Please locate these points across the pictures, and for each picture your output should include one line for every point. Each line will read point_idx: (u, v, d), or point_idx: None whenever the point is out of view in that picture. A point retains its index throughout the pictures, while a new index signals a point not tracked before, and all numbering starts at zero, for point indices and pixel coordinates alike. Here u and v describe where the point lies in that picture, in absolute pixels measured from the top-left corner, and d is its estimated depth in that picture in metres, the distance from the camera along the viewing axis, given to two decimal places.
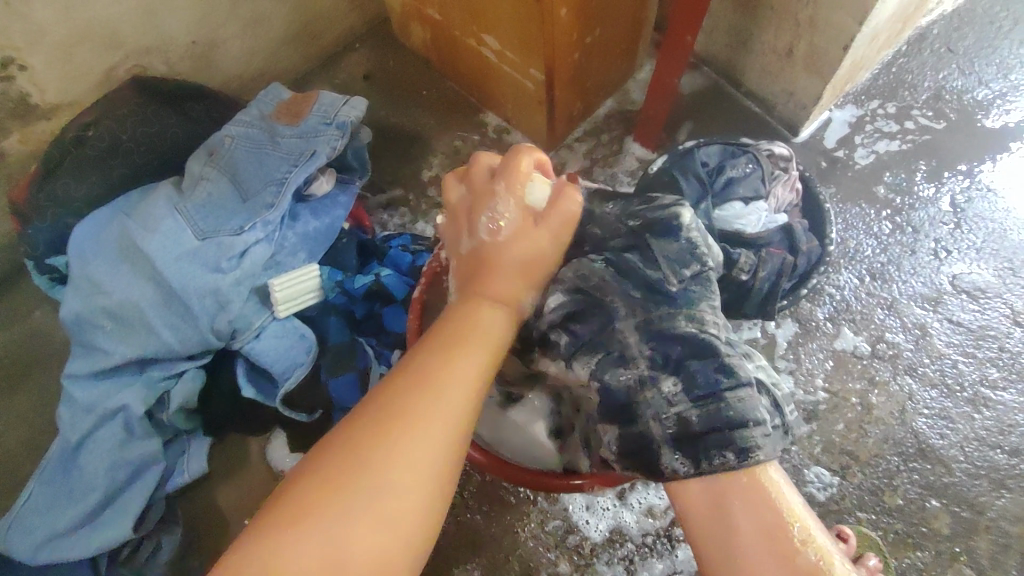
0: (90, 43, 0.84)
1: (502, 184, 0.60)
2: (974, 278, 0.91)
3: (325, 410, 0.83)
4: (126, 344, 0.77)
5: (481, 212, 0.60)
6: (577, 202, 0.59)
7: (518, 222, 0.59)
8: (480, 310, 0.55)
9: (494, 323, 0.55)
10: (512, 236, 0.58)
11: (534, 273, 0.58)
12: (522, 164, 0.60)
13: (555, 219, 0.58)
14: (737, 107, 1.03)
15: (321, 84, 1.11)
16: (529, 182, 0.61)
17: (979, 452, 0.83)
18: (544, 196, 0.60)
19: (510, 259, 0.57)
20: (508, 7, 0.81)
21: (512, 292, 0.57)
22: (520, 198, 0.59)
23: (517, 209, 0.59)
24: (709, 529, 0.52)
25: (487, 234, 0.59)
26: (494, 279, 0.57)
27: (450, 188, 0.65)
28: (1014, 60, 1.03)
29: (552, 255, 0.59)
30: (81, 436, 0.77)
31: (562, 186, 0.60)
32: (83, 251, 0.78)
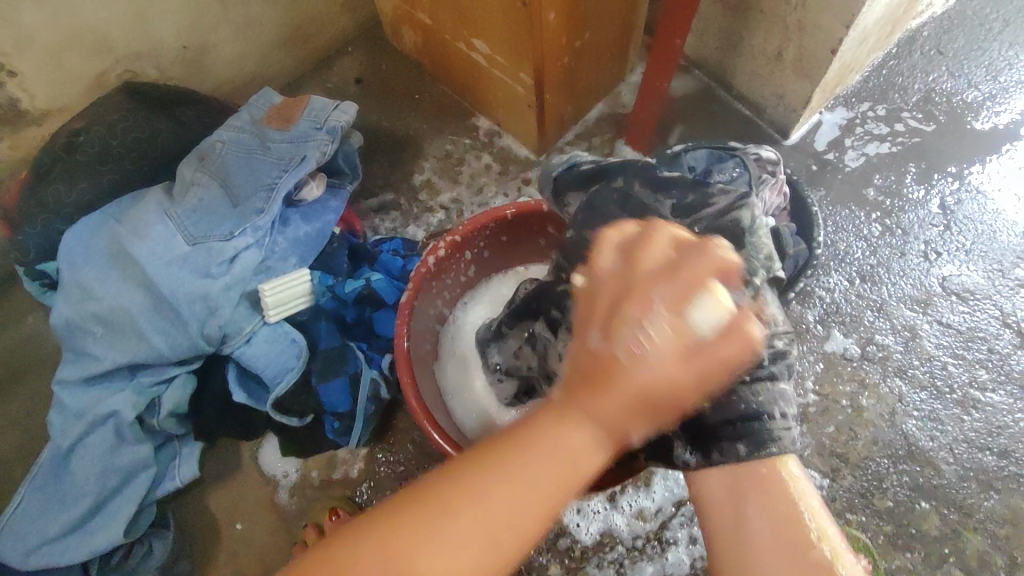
0: (79, 48, 0.85)
1: (664, 287, 0.38)
2: (963, 280, 0.91)
3: (316, 414, 0.82)
4: (116, 350, 0.77)
5: (624, 319, 0.38)
6: (752, 345, 0.38)
7: (669, 346, 0.37)
8: (563, 431, 0.40)
9: (584, 449, 0.39)
10: (648, 364, 0.37)
11: (661, 413, 0.38)
12: (704, 268, 0.38)
13: (714, 360, 0.38)
14: (728, 110, 1.04)
15: (314, 88, 1.11)
16: (698, 294, 0.37)
17: (968, 453, 0.83)
18: (714, 324, 0.37)
19: (637, 387, 0.38)
20: (497, 12, 0.81)
21: (619, 423, 0.39)
22: (672, 310, 0.37)
23: (671, 318, 0.37)
24: (722, 519, 0.52)
25: (628, 347, 0.38)
26: (604, 401, 0.39)
27: (600, 253, 0.42)
28: (1004, 62, 1.04)
29: (688, 398, 0.39)
30: (71, 442, 0.77)
31: (739, 315, 0.38)
32: (72, 257, 0.79)
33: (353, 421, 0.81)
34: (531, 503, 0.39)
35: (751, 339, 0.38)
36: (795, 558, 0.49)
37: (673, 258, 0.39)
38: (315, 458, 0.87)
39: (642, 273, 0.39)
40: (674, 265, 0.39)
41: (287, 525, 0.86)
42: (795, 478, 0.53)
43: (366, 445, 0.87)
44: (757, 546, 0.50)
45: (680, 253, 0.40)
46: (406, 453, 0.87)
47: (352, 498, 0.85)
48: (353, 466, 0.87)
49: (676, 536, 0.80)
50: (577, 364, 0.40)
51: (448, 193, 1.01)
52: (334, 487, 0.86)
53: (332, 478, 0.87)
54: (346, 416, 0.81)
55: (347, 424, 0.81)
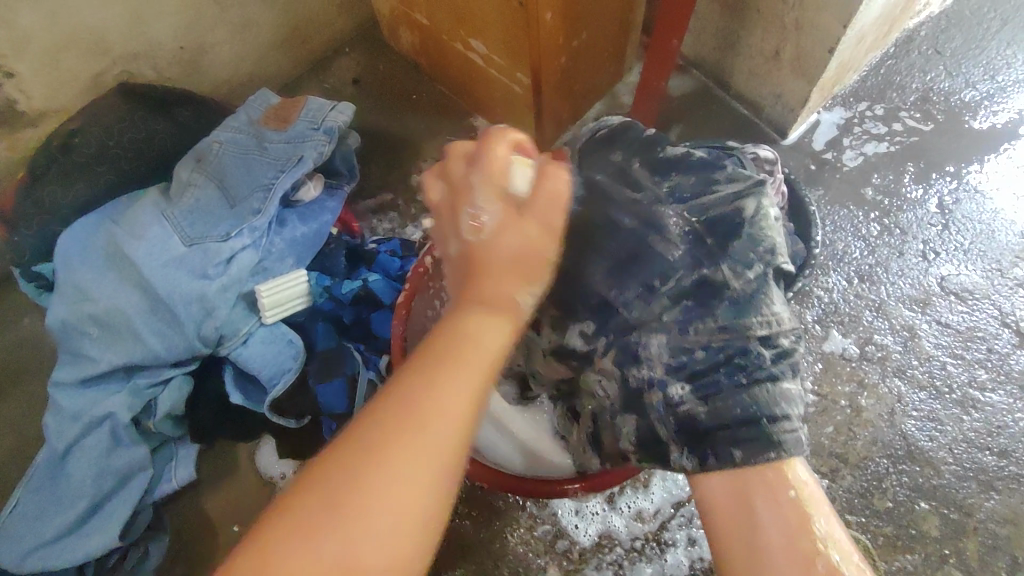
0: (76, 49, 0.84)
1: (479, 176, 0.53)
2: (962, 279, 0.91)
3: (313, 416, 0.82)
4: (112, 352, 0.77)
5: (462, 213, 0.53)
6: (564, 180, 0.52)
7: (501, 215, 0.51)
8: (477, 317, 0.47)
9: (486, 330, 0.47)
10: (501, 236, 0.50)
11: (530, 269, 0.50)
12: (501, 147, 0.54)
13: (541, 203, 0.51)
14: (726, 110, 1.03)
15: (311, 88, 1.11)
16: (511, 172, 0.53)
17: (968, 453, 0.83)
18: (528, 182, 0.53)
19: (499, 255, 0.50)
20: (495, 13, 0.81)
21: (507, 293, 0.49)
22: (499, 185, 0.52)
23: (498, 202, 0.52)
24: (731, 521, 0.53)
25: (472, 229, 0.52)
26: (486, 283, 0.49)
27: (432, 189, 0.58)
28: (1001, 61, 1.03)
29: (548, 248, 0.51)
30: (67, 444, 0.77)
31: (546, 166, 0.53)
32: (68, 258, 0.78)
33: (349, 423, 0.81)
34: (442, 399, 0.42)
35: (564, 177, 0.52)
36: (805, 559, 0.50)
37: (471, 156, 0.55)
38: None
39: (461, 180, 0.55)
40: (477, 157, 0.54)
41: None
42: (804, 482, 0.54)
43: None
44: (768, 549, 0.51)
45: (453, 168, 0.56)
46: None
47: None
48: None
49: (674, 537, 0.80)
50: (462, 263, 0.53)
51: None
52: None
53: None
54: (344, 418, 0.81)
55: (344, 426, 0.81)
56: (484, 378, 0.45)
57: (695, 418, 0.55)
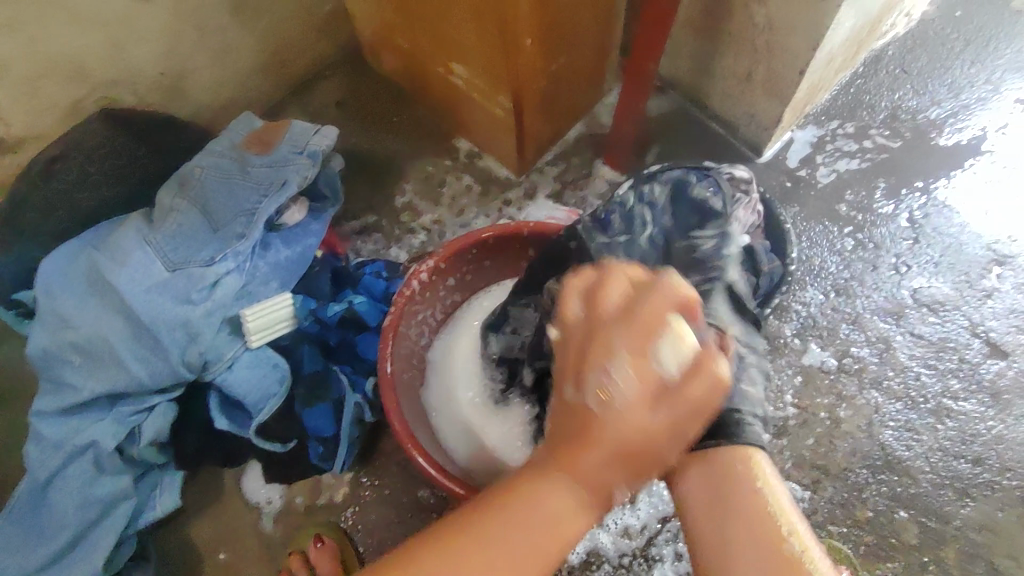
0: (57, 76, 0.84)
1: (622, 335, 0.40)
2: (933, 291, 0.93)
3: (300, 440, 0.82)
4: (94, 379, 0.76)
5: (592, 369, 0.40)
6: (720, 387, 0.40)
7: (637, 397, 0.39)
8: (571, 493, 0.42)
9: (569, 504, 0.42)
10: (620, 416, 0.40)
11: (638, 465, 0.41)
12: (665, 304, 0.41)
13: (685, 404, 0.39)
14: (702, 129, 1.06)
15: (294, 111, 1.12)
16: (664, 332, 0.40)
17: (943, 462, 0.85)
18: (678, 364, 0.39)
19: (614, 443, 0.40)
20: (473, 37, 0.83)
21: (606, 479, 0.42)
22: (643, 360, 0.39)
23: (637, 368, 0.39)
24: (699, 497, 0.48)
25: (598, 398, 0.40)
26: (588, 456, 0.41)
27: (566, 301, 0.44)
28: (965, 79, 1.07)
29: (670, 451, 0.41)
30: (49, 474, 0.76)
31: (705, 353, 0.40)
32: (50, 285, 0.78)
33: (337, 446, 0.81)
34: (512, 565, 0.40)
35: (720, 375, 0.40)
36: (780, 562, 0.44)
37: (625, 295, 0.42)
38: (298, 484, 0.87)
39: (607, 319, 0.42)
40: (627, 309, 0.41)
41: (271, 553, 0.85)
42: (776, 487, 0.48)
43: (351, 469, 0.87)
44: (738, 534, 0.46)
45: (604, 301, 0.42)
46: (390, 476, 0.87)
47: (337, 524, 0.85)
48: (338, 491, 0.86)
49: (661, 553, 0.81)
50: (557, 413, 0.44)
51: (430, 215, 1.02)
52: (319, 513, 0.86)
53: (316, 503, 0.86)
54: (331, 441, 0.82)
55: (332, 449, 0.82)
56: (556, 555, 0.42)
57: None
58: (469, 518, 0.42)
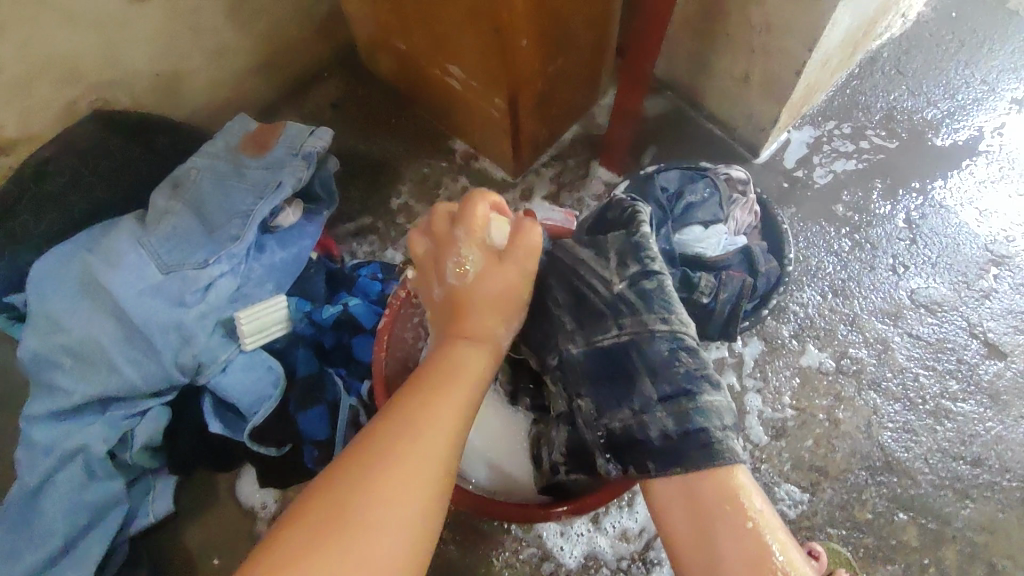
0: (51, 76, 0.83)
1: (461, 233, 0.61)
2: (930, 292, 0.93)
3: (294, 443, 0.81)
4: (87, 383, 0.75)
5: (449, 262, 0.62)
6: (537, 235, 0.62)
7: (487, 265, 0.61)
8: (468, 349, 0.57)
9: (471, 358, 0.57)
10: (479, 283, 0.61)
11: (505, 308, 0.60)
12: (482, 205, 0.61)
13: (522, 253, 0.61)
14: (699, 130, 1.06)
15: (289, 113, 1.11)
16: (487, 225, 0.62)
17: (943, 463, 0.84)
18: (504, 235, 0.63)
19: (482, 296, 0.60)
20: (470, 38, 0.82)
21: (489, 328, 0.60)
22: (479, 241, 0.61)
23: (480, 251, 0.61)
24: (685, 524, 0.53)
25: (460, 281, 0.61)
26: (469, 321, 0.60)
27: (419, 241, 0.66)
28: (961, 80, 1.07)
29: (525, 292, 0.61)
30: (41, 479, 0.75)
31: (523, 221, 0.63)
32: (41, 287, 0.77)
33: (331, 450, 0.80)
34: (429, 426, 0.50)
35: (539, 233, 0.62)
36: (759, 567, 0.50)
37: (453, 215, 0.63)
38: (294, 488, 0.86)
39: (445, 237, 0.63)
40: (461, 216, 0.62)
41: None
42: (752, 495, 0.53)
43: None
44: (723, 554, 0.51)
45: (438, 226, 0.64)
46: None
47: None
48: None
49: (660, 556, 0.80)
50: (443, 309, 0.63)
51: (426, 216, 1.01)
52: None
53: None
54: (326, 444, 0.81)
55: (326, 452, 0.81)
56: (461, 408, 0.53)
57: (613, 433, 0.59)
58: (379, 421, 0.51)
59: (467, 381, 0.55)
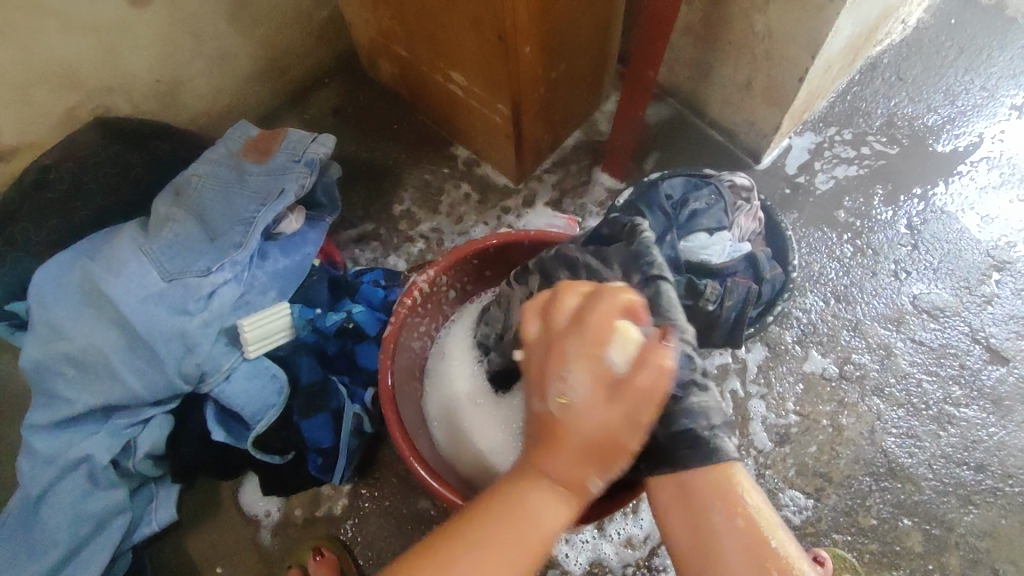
0: (50, 83, 0.83)
1: (576, 343, 0.43)
2: (933, 298, 0.93)
3: (297, 451, 0.81)
4: (88, 392, 0.75)
5: (551, 379, 0.44)
6: (670, 372, 0.42)
7: (589, 397, 0.42)
8: (551, 497, 0.45)
9: (545, 504, 0.45)
10: (587, 411, 0.42)
11: (608, 459, 0.43)
12: (613, 308, 0.44)
13: (639, 395, 0.42)
14: (701, 137, 1.06)
15: (291, 119, 1.11)
16: (612, 338, 0.43)
17: (946, 468, 0.84)
18: (629, 360, 0.42)
19: (580, 437, 0.43)
20: (473, 46, 0.83)
21: (575, 477, 0.44)
22: (599, 360, 0.43)
23: (590, 373, 0.43)
24: (683, 526, 0.51)
25: (557, 407, 0.43)
26: (554, 457, 0.44)
27: (527, 322, 0.47)
28: (962, 86, 1.08)
29: (628, 440, 0.43)
30: (42, 489, 0.74)
31: (652, 345, 0.43)
32: (43, 296, 0.76)
33: (335, 457, 0.80)
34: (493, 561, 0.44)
35: (672, 367, 0.42)
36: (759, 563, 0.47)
37: (577, 311, 0.45)
38: (298, 496, 0.86)
39: (559, 334, 0.45)
40: (581, 317, 0.44)
41: (269, 567, 0.83)
42: (748, 490, 0.51)
43: (350, 481, 0.86)
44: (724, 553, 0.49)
45: (557, 316, 0.46)
46: (389, 487, 0.86)
47: (338, 536, 0.84)
48: (338, 503, 0.85)
49: (665, 563, 0.80)
50: (527, 427, 0.47)
51: (428, 223, 1.01)
52: (318, 525, 0.84)
53: (315, 515, 0.85)
54: (330, 452, 0.81)
55: (330, 461, 0.81)
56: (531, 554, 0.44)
57: None
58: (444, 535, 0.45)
59: (536, 532, 0.44)
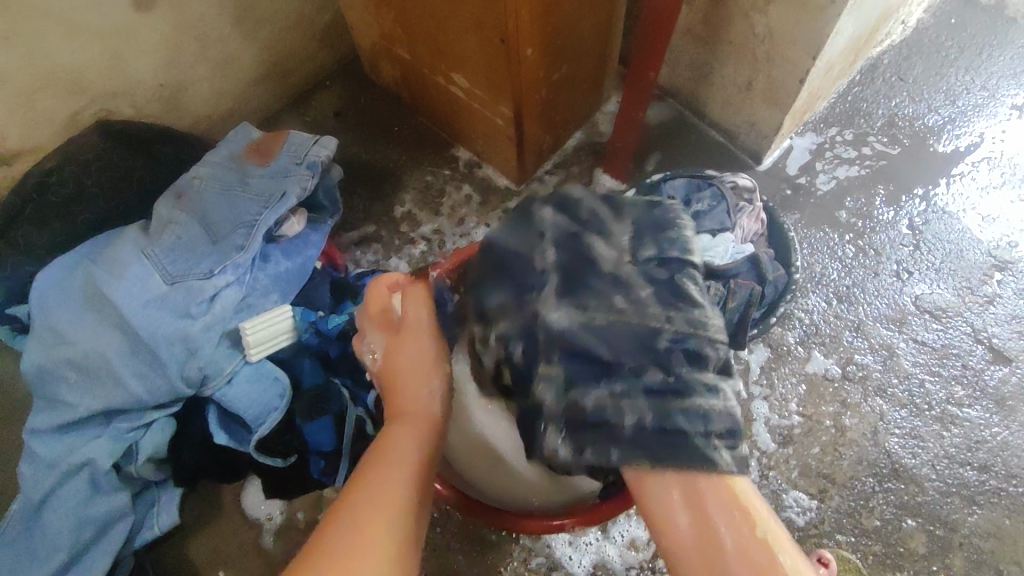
0: (53, 89, 0.83)
1: (368, 322, 0.68)
2: (935, 298, 0.93)
3: (300, 455, 0.81)
4: (90, 396, 0.75)
5: (365, 354, 0.69)
6: (425, 297, 0.66)
7: (387, 345, 0.67)
8: (402, 424, 0.60)
9: (403, 438, 0.59)
10: (391, 355, 0.66)
11: (421, 372, 0.64)
12: (380, 289, 0.68)
13: (414, 321, 0.66)
14: (703, 138, 1.06)
15: (292, 122, 1.11)
16: (388, 305, 0.68)
17: (949, 469, 0.84)
18: (400, 304, 0.67)
19: (400, 367, 0.65)
20: (475, 48, 0.83)
21: (416, 395, 0.63)
22: (381, 319, 0.68)
23: (380, 332, 0.68)
24: (687, 525, 0.51)
25: (377, 365, 0.67)
26: (400, 396, 0.64)
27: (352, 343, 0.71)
28: (962, 86, 1.08)
29: (433, 346, 0.65)
30: (44, 494, 0.74)
31: (410, 291, 0.67)
32: (45, 300, 0.76)
33: (338, 460, 0.80)
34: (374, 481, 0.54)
35: (426, 300, 0.66)
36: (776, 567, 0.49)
37: (362, 306, 0.69)
38: (300, 500, 0.85)
39: (362, 331, 0.69)
40: (365, 307, 0.69)
41: (271, 570, 0.83)
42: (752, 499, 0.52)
43: None
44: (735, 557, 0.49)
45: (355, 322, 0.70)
46: None
47: None
48: None
49: None
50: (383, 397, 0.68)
51: (429, 225, 1.01)
52: None
53: (318, 519, 0.85)
54: (332, 455, 0.80)
55: (332, 464, 0.80)
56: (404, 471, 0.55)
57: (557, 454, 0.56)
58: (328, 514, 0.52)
59: (408, 445, 0.58)
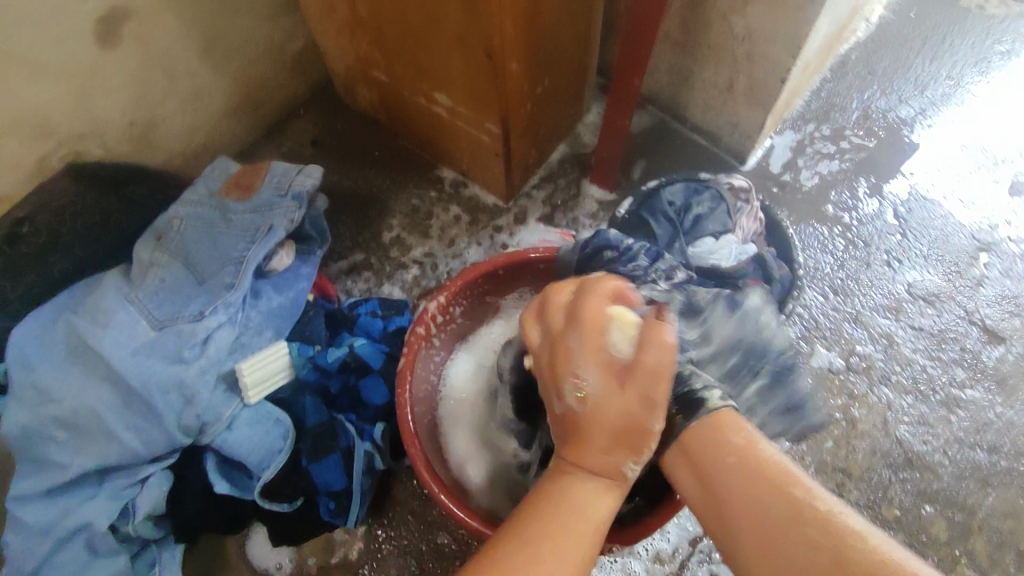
0: (17, 132, 0.77)
1: (576, 336, 0.47)
2: (927, 284, 0.95)
3: (307, 496, 0.77)
4: (81, 454, 0.70)
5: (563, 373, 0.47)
6: (670, 349, 0.44)
7: (605, 388, 0.45)
8: (587, 487, 0.44)
9: (593, 498, 0.43)
10: (606, 405, 0.44)
11: (632, 439, 0.44)
12: (597, 300, 0.48)
13: (645, 372, 0.44)
14: (684, 142, 1.07)
15: (268, 153, 1.09)
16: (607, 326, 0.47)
17: (960, 453, 0.85)
18: (629, 343, 0.46)
19: (606, 425, 0.44)
20: (457, 65, 0.81)
21: (612, 463, 0.44)
22: (598, 353, 0.46)
23: (599, 369, 0.45)
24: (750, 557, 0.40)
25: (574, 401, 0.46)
26: (589, 450, 0.45)
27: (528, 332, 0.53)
28: (928, 76, 1.11)
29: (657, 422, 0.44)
30: (37, 564, 0.69)
31: (653, 328, 0.45)
32: (24, 357, 0.72)
33: (349, 500, 0.77)
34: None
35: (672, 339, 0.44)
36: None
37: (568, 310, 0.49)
38: (310, 543, 0.82)
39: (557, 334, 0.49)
40: (574, 316, 0.48)
41: None
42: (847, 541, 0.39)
43: (364, 522, 0.82)
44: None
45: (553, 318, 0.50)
46: (406, 526, 0.82)
47: None
48: (352, 548, 0.82)
49: None
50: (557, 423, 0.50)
51: (420, 248, 0.99)
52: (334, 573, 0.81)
53: (330, 563, 0.81)
54: (342, 495, 0.77)
55: (343, 503, 0.77)
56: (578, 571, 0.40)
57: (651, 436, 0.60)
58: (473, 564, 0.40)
59: (592, 523, 0.42)
